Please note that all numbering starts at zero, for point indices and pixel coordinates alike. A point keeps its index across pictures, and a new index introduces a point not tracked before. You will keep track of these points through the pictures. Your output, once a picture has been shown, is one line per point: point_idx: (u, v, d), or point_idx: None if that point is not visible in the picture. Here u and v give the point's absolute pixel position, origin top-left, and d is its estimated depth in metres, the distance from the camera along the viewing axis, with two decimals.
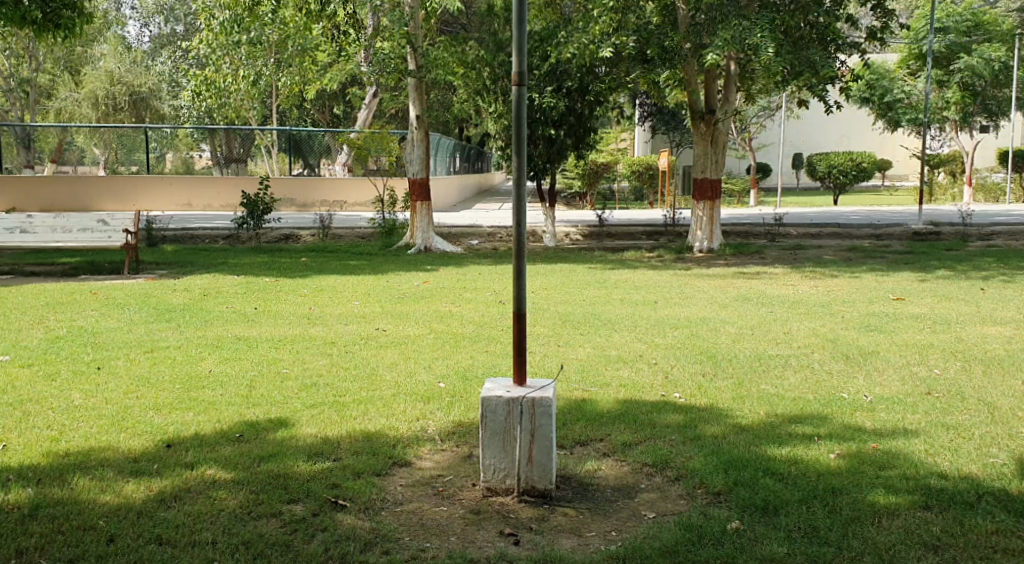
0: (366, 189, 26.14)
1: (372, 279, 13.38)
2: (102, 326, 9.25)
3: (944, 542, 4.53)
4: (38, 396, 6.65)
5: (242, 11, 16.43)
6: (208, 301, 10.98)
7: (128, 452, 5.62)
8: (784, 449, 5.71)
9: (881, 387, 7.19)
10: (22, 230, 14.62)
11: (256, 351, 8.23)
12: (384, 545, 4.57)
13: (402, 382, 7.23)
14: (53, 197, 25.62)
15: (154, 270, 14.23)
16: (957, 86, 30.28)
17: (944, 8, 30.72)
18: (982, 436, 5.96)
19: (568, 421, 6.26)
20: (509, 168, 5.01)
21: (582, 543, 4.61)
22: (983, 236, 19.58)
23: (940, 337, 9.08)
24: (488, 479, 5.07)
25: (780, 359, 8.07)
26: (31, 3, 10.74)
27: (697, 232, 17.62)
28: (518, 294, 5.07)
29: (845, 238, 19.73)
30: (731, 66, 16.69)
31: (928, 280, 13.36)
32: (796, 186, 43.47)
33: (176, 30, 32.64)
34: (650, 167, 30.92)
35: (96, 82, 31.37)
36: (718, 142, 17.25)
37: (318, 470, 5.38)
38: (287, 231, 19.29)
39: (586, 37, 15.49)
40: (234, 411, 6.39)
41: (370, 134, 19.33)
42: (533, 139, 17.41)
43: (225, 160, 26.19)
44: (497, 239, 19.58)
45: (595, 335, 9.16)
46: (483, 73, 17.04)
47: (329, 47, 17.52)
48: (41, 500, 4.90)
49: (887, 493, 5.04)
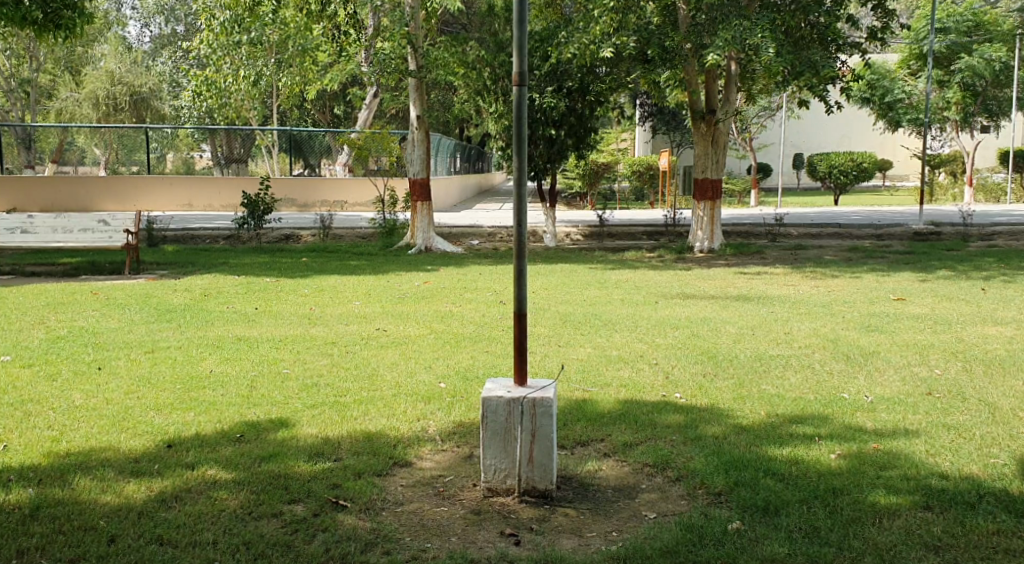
0: (366, 190, 26.14)
1: (372, 279, 13.38)
2: (102, 326, 9.25)
3: (946, 542, 4.52)
4: (39, 396, 6.65)
5: (243, 11, 16.46)
6: (209, 301, 10.98)
7: (128, 452, 5.62)
8: (785, 449, 5.71)
9: (881, 387, 7.19)
10: (23, 231, 14.63)
11: (257, 351, 8.23)
12: (385, 545, 4.57)
13: (403, 382, 7.23)
14: (53, 198, 25.61)
15: (155, 270, 14.24)
16: (957, 86, 30.29)
17: (944, 8, 30.71)
18: (983, 436, 5.95)
19: (569, 422, 6.26)
20: (510, 169, 5.01)
21: (582, 543, 4.61)
22: (984, 236, 19.58)
23: (940, 337, 9.08)
24: (489, 480, 5.07)
25: (781, 360, 8.07)
26: (32, 3, 10.74)
27: (697, 233, 17.62)
28: (518, 294, 5.08)
29: (845, 238, 19.73)
30: (731, 66, 16.67)
31: (929, 280, 13.35)
32: (797, 186, 43.47)
33: (177, 30, 32.67)
34: (650, 167, 30.92)
35: (97, 82, 31.39)
36: (718, 143, 17.22)
37: (319, 470, 5.38)
38: (288, 231, 19.30)
39: (586, 37, 15.47)
40: (234, 411, 6.40)
41: (371, 135, 19.35)
42: (534, 139, 17.39)
43: (226, 160, 26.20)
44: (498, 239, 19.58)
45: (596, 335, 9.16)
46: (484, 73, 17.03)
47: (329, 48, 17.26)
48: (42, 500, 4.91)
49: (889, 494, 5.04)
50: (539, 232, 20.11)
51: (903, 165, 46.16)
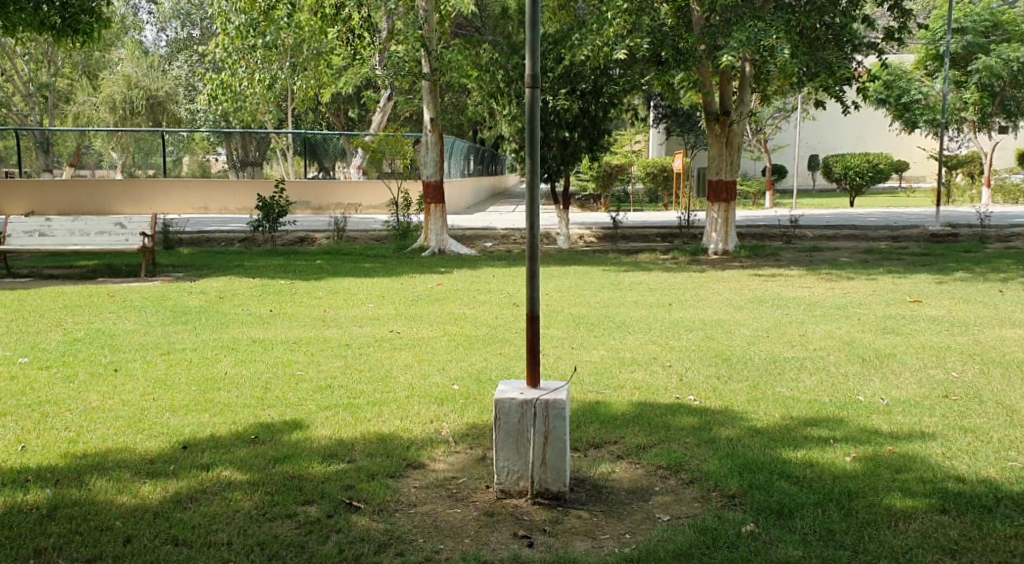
0: (381, 192, 26.20)
1: (385, 282, 13.48)
2: (120, 328, 9.33)
3: (962, 546, 4.50)
4: (57, 397, 6.71)
5: (258, 16, 16.61)
6: (225, 304, 11.06)
7: (144, 452, 5.66)
8: (801, 451, 5.69)
9: (897, 389, 7.16)
10: (42, 233, 14.22)
11: (272, 352, 8.32)
12: (398, 547, 4.58)
13: (416, 383, 7.27)
14: (71, 201, 25.52)
15: (172, 272, 14.48)
16: (975, 86, 29.95)
17: (961, 8, 30.61)
18: (1000, 439, 5.91)
19: (582, 423, 6.27)
20: (523, 171, 5.00)
21: (596, 545, 4.61)
22: (1000, 237, 19.52)
23: (958, 339, 9.03)
24: (502, 481, 5.08)
25: (795, 361, 8.06)
26: (50, 8, 10.70)
27: (713, 234, 17.50)
28: (531, 296, 5.07)
29: (860, 240, 19.66)
30: (746, 68, 16.55)
31: (947, 282, 13.33)
32: (812, 188, 43.44)
33: (193, 34, 32.55)
34: (665, 169, 31.00)
35: (114, 86, 31.95)
36: (733, 144, 17.10)
37: (332, 471, 5.41)
38: (303, 233, 19.44)
39: (599, 39, 15.54)
40: (250, 412, 6.44)
41: (385, 138, 19.26)
42: (547, 142, 17.34)
43: (241, 163, 26.50)
44: (511, 241, 19.64)
45: (609, 337, 9.19)
46: (498, 75, 17.11)
47: (343, 52, 17.24)
48: (60, 500, 4.95)
49: (904, 497, 5.01)
50: (552, 234, 20.11)
51: (920, 165, 46.02)
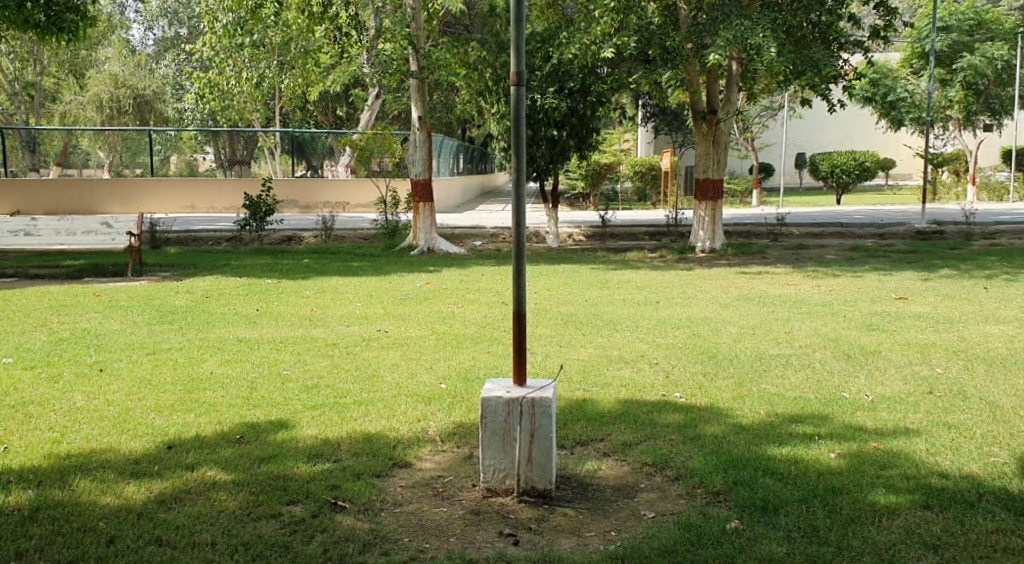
0: (369, 192, 26.11)
1: (373, 281, 13.44)
2: (105, 328, 9.29)
3: (945, 541, 4.52)
4: (41, 397, 6.68)
5: (245, 14, 16.50)
6: (212, 303, 11.03)
7: (129, 453, 5.64)
8: (784, 448, 5.70)
9: (882, 386, 7.18)
10: (26, 233, 14.17)
11: (258, 352, 8.29)
12: (383, 547, 4.57)
13: (403, 382, 7.26)
14: (57, 201, 25.41)
15: (159, 272, 14.42)
16: (960, 85, 30.08)
17: (947, 7, 30.80)
18: (983, 435, 5.95)
19: (569, 421, 6.26)
20: (507, 170, 5.00)
21: (581, 543, 4.61)
22: (986, 235, 19.57)
23: (943, 336, 9.05)
24: (488, 480, 5.08)
25: (781, 359, 8.07)
26: (33, 6, 10.61)
27: (699, 232, 17.55)
28: (517, 295, 5.06)
29: (847, 237, 19.69)
30: (732, 66, 16.61)
31: (933, 280, 13.35)
32: (799, 186, 43.57)
33: (180, 32, 32.45)
34: (652, 168, 31.05)
35: (101, 85, 31.86)
36: (720, 143, 17.13)
37: (318, 470, 5.40)
38: (291, 232, 19.37)
39: (588, 37, 15.63)
40: (236, 412, 6.43)
41: (373, 137, 19.21)
42: (535, 140, 17.32)
43: (229, 162, 26.42)
44: (500, 240, 19.62)
45: (597, 335, 9.18)
46: (485, 73, 17.09)
47: (331, 50, 17.21)
48: (42, 502, 4.92)
49: (888, 493, 5.04)
50: (541, 232, 20.10)
51: (907, 163, 46.24)
